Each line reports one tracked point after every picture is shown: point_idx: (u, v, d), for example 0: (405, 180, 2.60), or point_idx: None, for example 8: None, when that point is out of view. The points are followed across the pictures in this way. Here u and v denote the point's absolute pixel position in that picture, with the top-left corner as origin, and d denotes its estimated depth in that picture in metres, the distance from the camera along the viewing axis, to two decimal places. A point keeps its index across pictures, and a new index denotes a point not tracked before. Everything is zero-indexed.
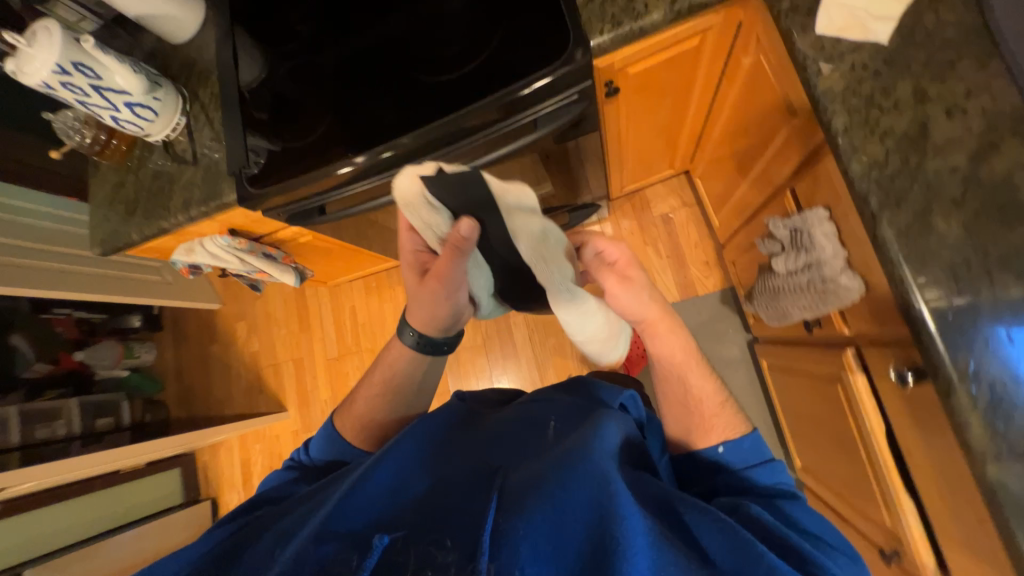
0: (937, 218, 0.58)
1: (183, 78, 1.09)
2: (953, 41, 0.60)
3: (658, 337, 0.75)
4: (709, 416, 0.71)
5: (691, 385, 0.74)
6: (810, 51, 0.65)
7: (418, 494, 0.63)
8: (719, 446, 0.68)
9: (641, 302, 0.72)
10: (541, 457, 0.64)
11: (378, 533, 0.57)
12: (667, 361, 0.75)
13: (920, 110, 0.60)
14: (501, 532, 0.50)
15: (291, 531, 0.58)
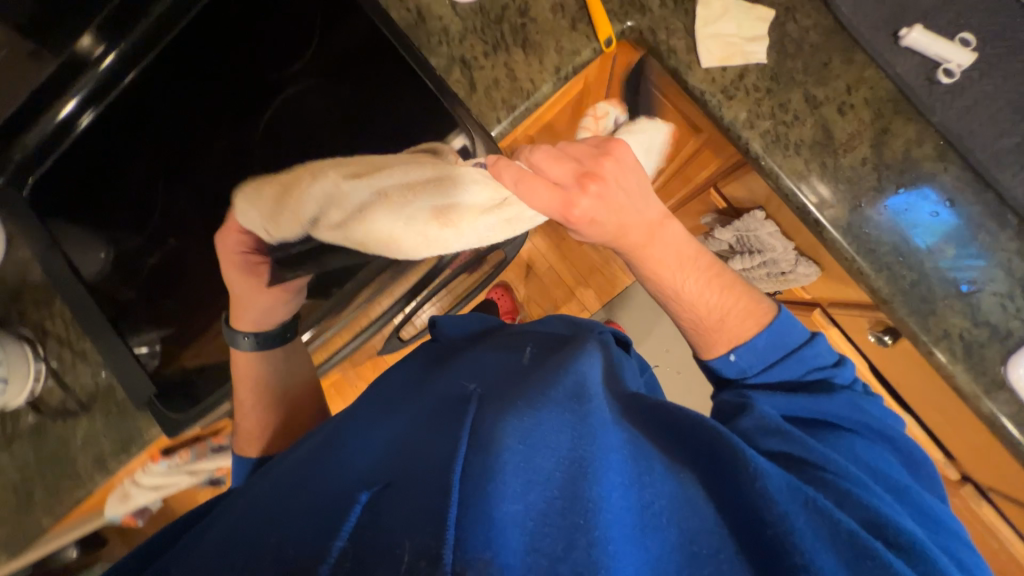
0: (867, 208, 0.64)
1: (12, 315, 0.85)
2: (818, 45, 0.64)
3: (650, 245, 0.59)
4: (713, 326, 0.62)
5: (689, 287, 0.61)
6: (705, 88, 0.67)
7: (357, 465, 0.47)
8: (730, 354, 0.60)
9: (607, 209, 0.54)
10: (517, 391, 0.50)
11: (308, 512, 0.37)
12: (660, 265, 0.60)
13: (818, 115, 0.64)
14: (462, 473, 0.34)
15: (205, 549, 0.42)
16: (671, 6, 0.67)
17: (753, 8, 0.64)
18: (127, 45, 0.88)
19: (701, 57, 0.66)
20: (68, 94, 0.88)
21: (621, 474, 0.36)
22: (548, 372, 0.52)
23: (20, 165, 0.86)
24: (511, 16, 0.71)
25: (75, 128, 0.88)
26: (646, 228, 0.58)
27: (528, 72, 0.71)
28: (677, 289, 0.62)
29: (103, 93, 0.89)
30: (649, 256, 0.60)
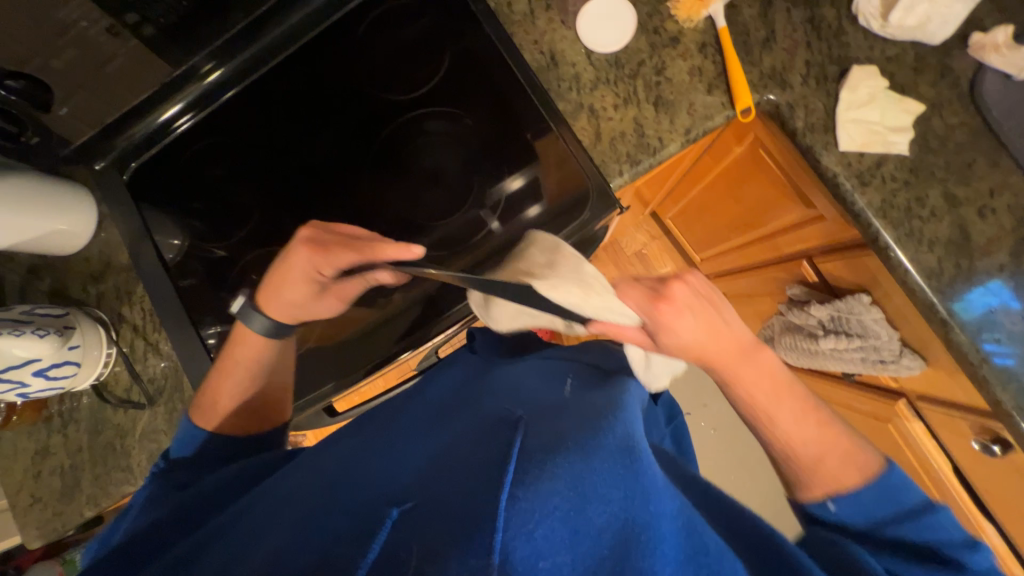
0: (1001, 315, 0.61)
1: (93, 296, 0.85)
2: (964, 145, 0.63)
3: (739, 362, 0.52)
4: (812, 465, 0.49)
5: (783, 424, 0.51)
6: (838, 170, 0.66)
7: (396, 478, 0.48)
8: (829, 503, 0.48)
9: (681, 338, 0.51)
10: (564, 420, 0.48)
11: (362, 515, 0.42)
12: (749, 396, 0.52)
13: (956, 214, 0.63)
14: (514, 507, 0.36)
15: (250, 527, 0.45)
16: (814, 86, 0.67)
17: (902, 99, 0.64)
18: (237, 58, 0.84)
19: (840, 140, 0.65)
20: (169, 98, 0.84)
21: (673, 545, 0.36)
22: (597, 405, 0.50)
23: (116, 151, 0.86)
24: (645, 73, 0.71)
25: (172, 130, 0.85)
26: (730, 340, 0.52)
27: (657, 130, 0.70)
28: (768, 416, 0.52)
29: (204, 101, 0.85)
30: (732, 366, 0.52)
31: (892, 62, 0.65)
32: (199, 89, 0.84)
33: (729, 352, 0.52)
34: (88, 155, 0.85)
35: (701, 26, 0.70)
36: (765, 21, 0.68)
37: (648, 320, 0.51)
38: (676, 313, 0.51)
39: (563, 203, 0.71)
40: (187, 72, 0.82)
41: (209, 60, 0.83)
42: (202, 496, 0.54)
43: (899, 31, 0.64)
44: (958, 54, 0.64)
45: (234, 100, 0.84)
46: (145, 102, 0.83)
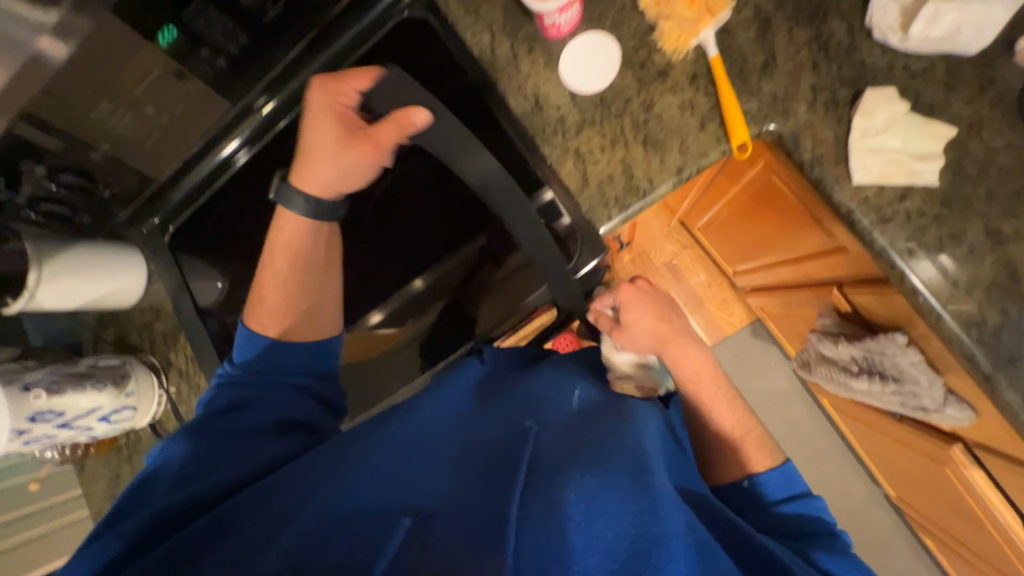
0: None
1: (146, 343, 0.97)
2: (1011, 170, 0.54)
3: (679, 345, 0.64)
4: (730, 442, 0.61)
5: (710, 407, 0.63)
6: (852, 207, 0.59)
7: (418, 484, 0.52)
8: (744, 481, 0.59)
9: (644, 332, 0.64)
10: (573, 436, 0.52)
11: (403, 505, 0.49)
12: (685, 373, 0.64)
13: (1001, 252, 0.54)
14: (539, 518, 0.43)
15: (283, 504, 0.48)
16: (822, 112, 0.60)
17: (928, 123, 0.56)
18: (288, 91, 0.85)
19: (854, 172, 0.58)
20: (225, 137, 0.87)
21: (683, 564, 0.40)
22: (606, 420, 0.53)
23: (169, 206, 0.93)
24: (633, 110, 0.67)
25: (232, 166, 0.90)
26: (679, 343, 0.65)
27: (647, 171, 0.67)
28: (700, 397, 0.63)
29: (262, 135, 0.88)
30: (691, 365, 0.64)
31: (917, 80, 0.57)
32: (258, 124, 0.87)
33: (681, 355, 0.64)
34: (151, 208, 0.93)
35: (691, 56, 0.65)
36: (763, 44, 0.62)
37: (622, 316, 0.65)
38: (649, 312, 0.65)
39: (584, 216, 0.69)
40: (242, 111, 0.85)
41: (263, 97, 0.85)
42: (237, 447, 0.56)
43: (920, 44, 0.55)
44: (1003, 63, 0.55)
45: (251, 160, 0.90)
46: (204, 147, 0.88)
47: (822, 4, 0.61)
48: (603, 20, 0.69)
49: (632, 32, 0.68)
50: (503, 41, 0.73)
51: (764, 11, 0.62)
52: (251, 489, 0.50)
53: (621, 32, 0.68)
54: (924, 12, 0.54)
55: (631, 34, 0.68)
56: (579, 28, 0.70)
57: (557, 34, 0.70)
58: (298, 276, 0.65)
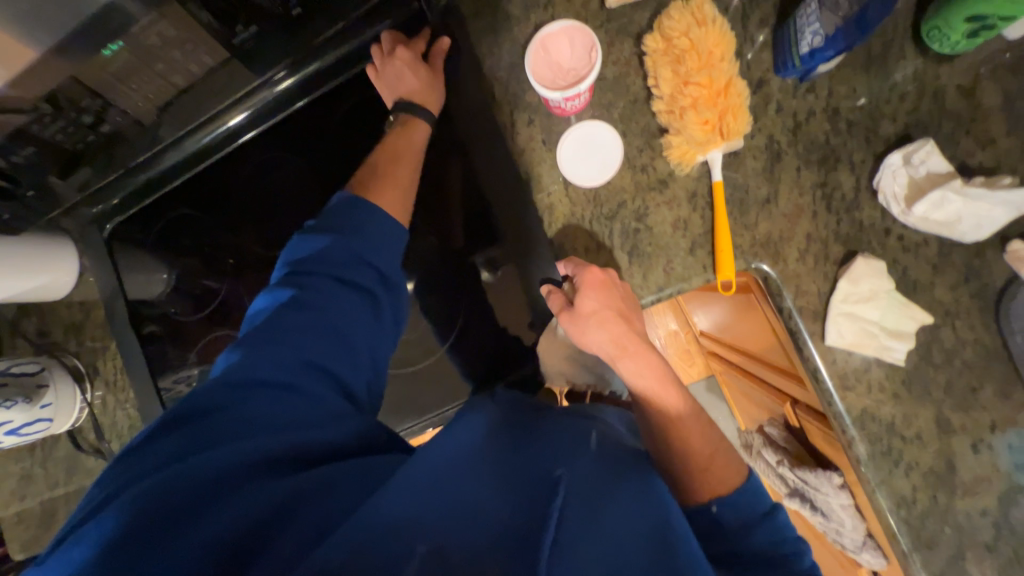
0: (971, 564, 0.55)
1: (73, 344, 0.88)
2: (972, 365, 0.55)
3: (635, 347, 0.59)
4: (706, 463, 0.53)
5: (687, 427, 0.56)
6: (821, 368, 0.58)
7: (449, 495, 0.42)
8: (713, 505, 0.50)
9: (601, 322, 0.60)
10: (614, 472, 0.45)
11: (392, 512, 0.40)
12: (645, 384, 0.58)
13: (945, 441, 0.55)
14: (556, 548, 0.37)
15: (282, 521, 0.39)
16: (811, 264, 0.58)
17: (907, 304, 0.55)
18: (316, 65, 0.70)
19: (828, 334, 0.57)
20: (231, 107, 0.71)
21: None
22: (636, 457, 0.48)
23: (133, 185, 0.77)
24: (626, 214, 0.63)
25: (238, 139, 0.76)
26: (635, 359, 0.59)
27: (627, 281, 0.64)
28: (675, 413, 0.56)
29: (276, 110, 0.74)
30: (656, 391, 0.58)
31: (908, 254, 0.56)
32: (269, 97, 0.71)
33: (640, 373, 0.59)
34: (121, 183, 0.76)
35: (695, 172, 0.61)
36: (769, 178, 0.59)
37: (577, 316, 0.60)
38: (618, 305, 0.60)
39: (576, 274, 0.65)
40: (262, 82, 0.69)
41: (285, 69, 0.69)
42: (243, 415, 0.45)
43: (920, 223, 0.54)
44: (991, 257, 0.54)
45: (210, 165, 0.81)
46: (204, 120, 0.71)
47: (835, 150, 0.58)
48: (611, 110, 0.63)
49: (639, 130, 0.63)
50: (502, 106, 0.67)
51: (777, 143, 0.59)
52: (198, 479, 0.40)
53: (628, 128, 0.63)
54: (933, 195, 0.52)
55: (638, 132, 0.63)
56: (584, 112, 0.64)
57: (561, 113, 0.64)
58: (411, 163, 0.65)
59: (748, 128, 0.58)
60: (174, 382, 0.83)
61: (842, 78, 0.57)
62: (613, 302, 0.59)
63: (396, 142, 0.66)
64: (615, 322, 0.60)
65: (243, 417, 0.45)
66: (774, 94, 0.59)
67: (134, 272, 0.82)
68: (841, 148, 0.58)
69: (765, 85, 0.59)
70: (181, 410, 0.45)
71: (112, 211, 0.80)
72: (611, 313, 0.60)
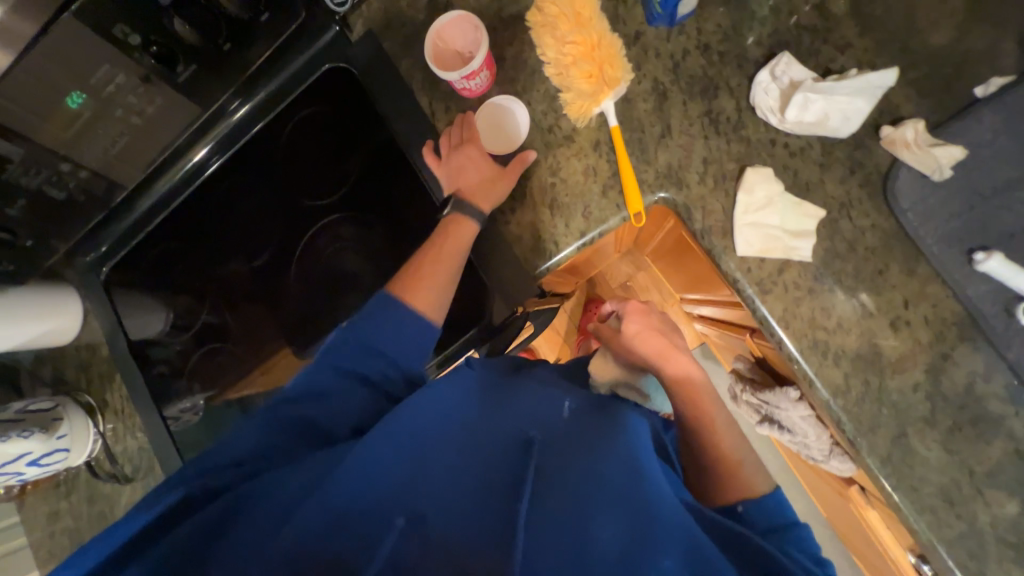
0: (914, 440, 0.56)
1: (84, 382, 0.97)
2: (875, 250, 0.58)
3: (682, 365, 0.75)
4: (741, 473, 0.69)
5: (722, 429, 0.71)
6: (739, 277, 0.62)
7: (421, 476, 0.53)
8: (738, 506, 0.66)
9: (651, 331, 0.78)
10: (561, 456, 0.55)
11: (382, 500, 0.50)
12: (689, 394, 0.73)
13: (865, 325, 0.58)
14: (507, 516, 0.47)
15: (273, 504, 0.49)
16: (712, 185, 0.63)
17: (801, 203, 0.59)
18: (263, 92, 0.81)
19: (738, 245, 0.61)
20: (199, 141, 0.83)
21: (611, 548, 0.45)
22: (593, 445, 0.56)
23: (119, 231, 0.89)
24: (541, 173, 0.69)
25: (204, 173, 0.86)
26: (678, 369, 0.75)
27: (553, 232, 0.69)
28: (711, 418, 0.72)
29: (234, 139, 0.83)
30: (696, 393, 0.74)
31: (796, 159, 0.60)
32: (226, 126, 0.82)
33: (681, 378, 0.74)
34: (122, 221, 0.88)
35: (594, 123, 0.67)
36: (660, 115, 0.65)
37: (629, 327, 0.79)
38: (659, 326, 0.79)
39: (508, 234, 0.71)
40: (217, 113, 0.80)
41: (236, 98, 0.80)
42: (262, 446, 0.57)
43: (797, 127, 0.58)
44: (871, 146, 0.58)
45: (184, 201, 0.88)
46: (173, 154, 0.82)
47: (714, 80, 0.63)
48: (513, 84, 0.71)
49: (540, 96, 0.69)
50: (422, 99, 0.75)
51: (661, 84, 0.65)
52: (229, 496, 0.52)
53: (531, 97, 0.70)
54: (797, 99, 0.57)
55: (540, 98, 0.69)
56: (491, 89, 0.71)
57: (470, 94, 0.71)
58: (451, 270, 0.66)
59: (630, 74, 0.64)
60: (180, 411, 0.88)
61: (707, 18, 0.64)
62: (650, 323, 0.79)
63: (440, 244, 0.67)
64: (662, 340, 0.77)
65: (265, 448, 0.57)
66: (651, 42, 0.65)
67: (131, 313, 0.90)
68: (718, 77, 0.63)
69: (641, 36, 0.65)
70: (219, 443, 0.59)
71: (115, 244, 0.89)
72: (653, 327, 0.79)
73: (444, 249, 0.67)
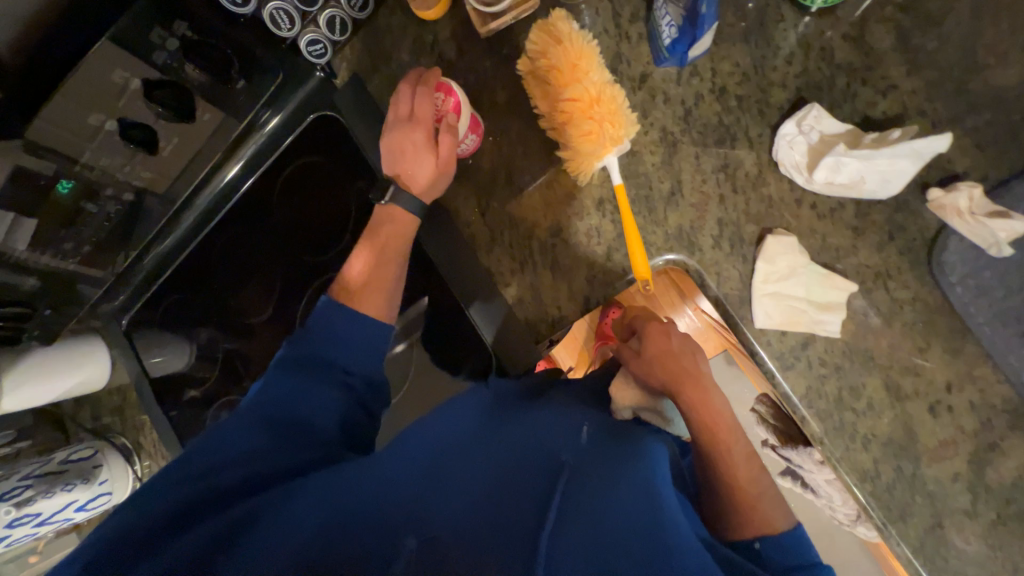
0: (951, 532, 0.52)
1: None
2: (913, 326, 0.52)
3: (706, 388, 0.58)
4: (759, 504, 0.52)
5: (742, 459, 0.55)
6: (757, 350, 0.56)
7: (429, 496, 0.45)
8: (756, 542, 0.50)
9: (672, 346, 0.59)
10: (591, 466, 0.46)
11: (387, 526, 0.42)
12: (711, 418, 0.56)
13: (900, 408, 0.52)
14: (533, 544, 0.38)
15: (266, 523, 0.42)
16: (728, 249, 0.57)
17: (828, 272, 0.53)
18: (291, 101, 0.74)
19: (756, 317, 0.55)
20: (228, 161, 0.78)
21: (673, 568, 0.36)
22: (615, 456, 0.47)
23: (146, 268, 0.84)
24: (541, 234, 0.65)
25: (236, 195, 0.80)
26: (700, 395, 0.57)
27: (555, 295, 0.65)
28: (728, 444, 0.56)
29: (267, 153, 0.78)
30: (714, 417, 0.56)
31: (824, 222, 0.53)
32: (260, 141, 0.77)
33: (703, 405, 0.57)
34: (154, 249, 0.82)
35: (597, 179, 0.61)
36: (670, 169, 0.58)
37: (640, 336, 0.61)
38: (683, 342, 0.60)
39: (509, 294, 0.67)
40: (247, 126, 0.75)
41: (267, 108, 0.74)
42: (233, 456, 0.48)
43: (825, 188, 0.52)
44: (915, 208, 0.51)
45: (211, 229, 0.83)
46: (203, 175, 0.77)
47: (730, 129, 0.56)
48: (509, 134, 0.65)
49: (537, 148, 0.64)
50: None
51: (671, 133, 0.58)
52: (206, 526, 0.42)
53: (529, 149, 0.65)
54: (828, 160, 0.50)
55: (537, 150, 0.64)
56: (484, 141, 0.66)
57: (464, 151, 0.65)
58: (396, 262, 0.61)
59: (635, 124, 0.58)
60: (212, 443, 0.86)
61: (724, 56, 0.56)
62: (669, 338, 0.60)
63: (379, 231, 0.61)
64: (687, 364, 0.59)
65: (244, 444, 0.48)
66: (659, 85, 0.58)
67: (155, 353, 0.84)
68: (736, 125, 0.56)
69: (648, 78, 0.58)
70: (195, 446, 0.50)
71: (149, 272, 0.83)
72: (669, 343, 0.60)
73: (384, 242, 0.61)
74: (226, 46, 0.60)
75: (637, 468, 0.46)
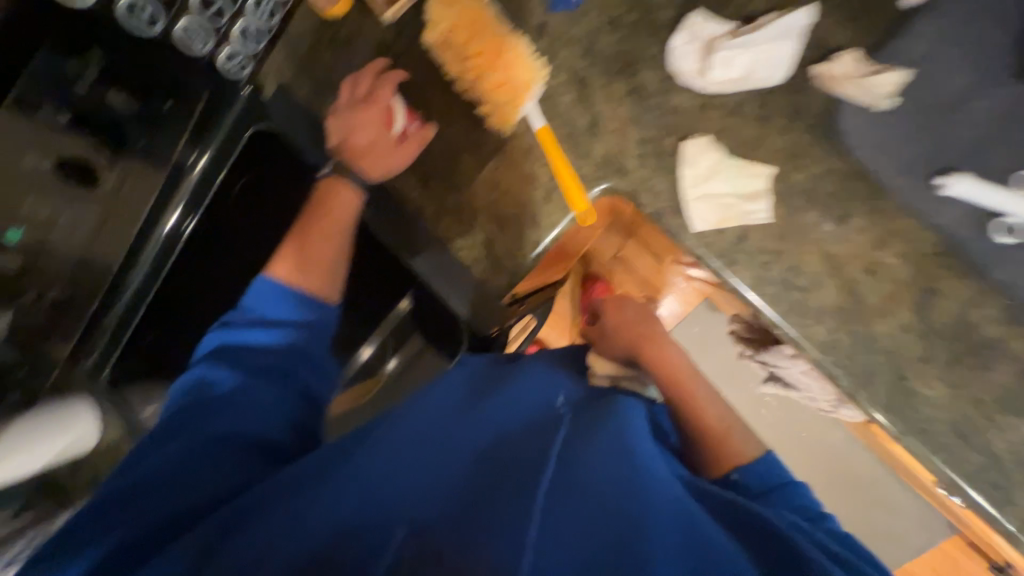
0: (915, 382, 0.54)
1: None
2: (835, 195, 0.54)
3: (663, 340, 0.63)
4: (723, 441, 0.54)
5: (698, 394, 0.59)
6: (702, 253, 0.58)
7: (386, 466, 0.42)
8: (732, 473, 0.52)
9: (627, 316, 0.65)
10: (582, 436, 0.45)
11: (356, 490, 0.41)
12: (669, 365, 0.60)
13: (841, 276, 0.55)
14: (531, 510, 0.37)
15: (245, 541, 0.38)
16: (654, 165, 0.59)
17: (746, 164, 0.56)
18: (222, 130, 0.71)
19: (692, 222, 0.58)
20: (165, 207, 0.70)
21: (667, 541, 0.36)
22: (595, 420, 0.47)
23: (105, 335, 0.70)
24: (484, 192, 0.67)
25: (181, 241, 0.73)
26: (659, 352, 0.61)
27: (508, 249, 0.66)
28: (689, 391, 0.58)
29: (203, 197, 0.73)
30: (670, 365, 0.61)
31: (733, 120, 0.57)
32: (190, 187, 0.71)
33: (661, 362, 0.60)
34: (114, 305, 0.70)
35: (521, 128, 0.64)
36: (585, 104, 0.61)
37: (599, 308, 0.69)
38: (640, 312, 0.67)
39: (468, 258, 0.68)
40: (175, 170, 0.69)
41: (195, 149, 0.70)
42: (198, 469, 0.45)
43: (721, 87, 0.56)
44: (810, 87, 0.54)
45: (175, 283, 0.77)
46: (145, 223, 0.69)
47: (631, 54, 0.59)
48: (433, 107, 0.68)
49: (463, 115, 0.67)
50: None
51: (579, 71, 0.61)
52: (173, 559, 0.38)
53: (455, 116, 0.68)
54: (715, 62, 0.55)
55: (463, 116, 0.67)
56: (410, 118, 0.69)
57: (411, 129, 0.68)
58: (338, 240, 0.64)
59: (543, 71, 0.61)
60: None
61: None
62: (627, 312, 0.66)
63: (316, 217, 0.65)
64: (648, 328, 0.64)
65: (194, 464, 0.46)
66: (558, 29, 0.61)
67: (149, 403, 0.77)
68: (636, 50, 0.59)
69: (548, 25, 0.62)
70: (151, 459, 0.46)
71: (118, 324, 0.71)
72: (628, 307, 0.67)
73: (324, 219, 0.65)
74: (161, 78, 0.63)
75: (623, 428, 0.46)
